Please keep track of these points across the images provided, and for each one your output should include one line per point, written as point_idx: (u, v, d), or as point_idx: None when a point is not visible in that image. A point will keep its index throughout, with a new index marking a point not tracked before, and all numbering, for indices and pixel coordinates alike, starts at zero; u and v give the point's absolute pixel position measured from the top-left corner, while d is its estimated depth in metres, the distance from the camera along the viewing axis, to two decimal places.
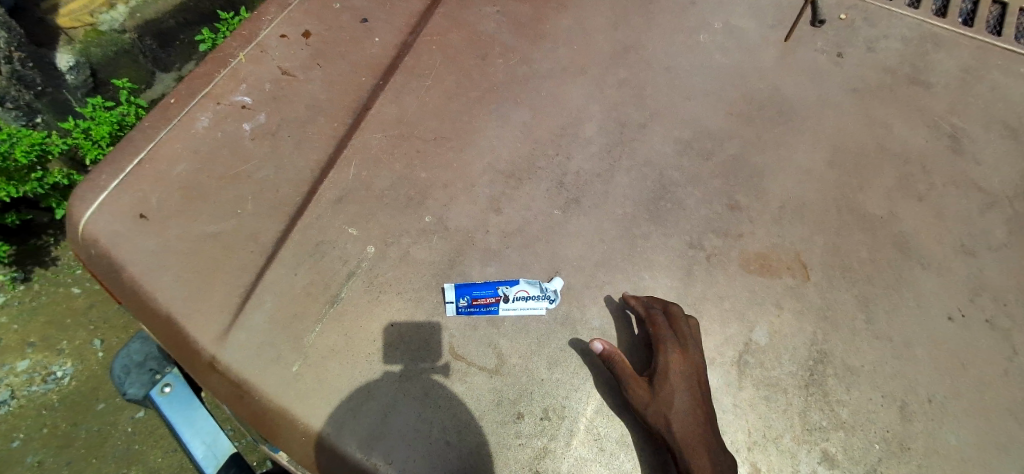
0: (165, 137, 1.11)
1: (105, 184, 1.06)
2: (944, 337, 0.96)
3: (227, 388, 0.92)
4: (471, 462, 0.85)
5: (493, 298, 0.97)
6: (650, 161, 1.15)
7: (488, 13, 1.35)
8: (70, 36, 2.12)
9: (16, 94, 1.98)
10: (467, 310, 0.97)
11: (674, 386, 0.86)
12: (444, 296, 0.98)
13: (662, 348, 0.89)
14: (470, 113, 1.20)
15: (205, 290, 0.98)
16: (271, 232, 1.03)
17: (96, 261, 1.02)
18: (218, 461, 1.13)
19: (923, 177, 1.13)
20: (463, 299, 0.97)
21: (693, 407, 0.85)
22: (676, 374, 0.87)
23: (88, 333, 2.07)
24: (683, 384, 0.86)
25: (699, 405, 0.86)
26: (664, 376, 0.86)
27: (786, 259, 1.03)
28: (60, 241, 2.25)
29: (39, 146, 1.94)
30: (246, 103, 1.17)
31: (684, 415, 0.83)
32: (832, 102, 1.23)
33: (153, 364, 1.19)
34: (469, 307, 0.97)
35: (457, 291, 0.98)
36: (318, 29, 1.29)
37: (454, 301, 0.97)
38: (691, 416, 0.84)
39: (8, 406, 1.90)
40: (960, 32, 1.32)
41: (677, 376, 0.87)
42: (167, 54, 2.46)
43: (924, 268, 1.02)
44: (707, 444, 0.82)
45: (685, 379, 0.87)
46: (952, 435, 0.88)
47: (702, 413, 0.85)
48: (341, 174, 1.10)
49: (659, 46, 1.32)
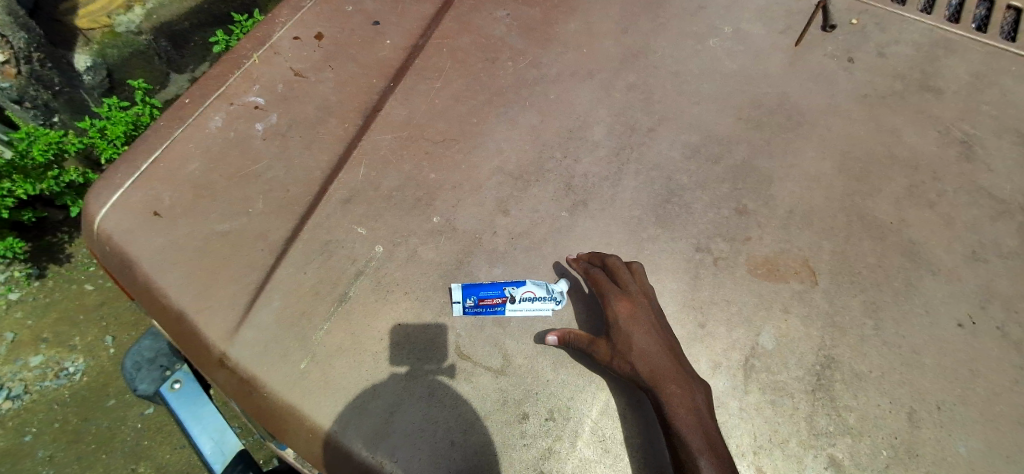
0: (178, 136, 1.13)
1: (120, 182, 1.08)
2: (953, 344, 0.95)
3: (236, 384, 0.93)
4: (475, 461, 0.85)
5: (499, 298, 0.97)
6: (657, 164, 1.15)
7: (498, 16, 1.36)
8: (88, 37, 2.16)
9: (35, 94, 2.02)
10: (474, 310, 0.97)
11: (632, 331, 0.91)
12: (452, 295, 0.98)
13: (609, 301, 0.94)
14: (478, 115, 1.21)
15: (214, 287, 0.99)
16: (281, 231, 1.04)
17: (110, 257, 1.04)
18: (225, 457, 1.14)
19: (933, 183, 1.12)
20: (470, 299, 0.97)
21: (655, 345, 0.90)
22: (627, 321, 0.92)
23: (99, 330, 2.10)
24: (639, 327, 0.91)
25: (662, 342, 0.91)
26: (619, 326, 0.91)
27: (793, 263, 1.03)
28: (73, 239, 2.28)
29: (56, 144, 1.99)
30: (259, 104, 1.19)
31: (650, 355, 0.88)
32: (841, 107, 1.23)
33: (164, 360, 1.20)
34: (476, 307, 0.97)
35: (465, 291, 0.98)
36: (329, 31, 1.31)
37: (461, 301, 0.98)
38: (656, 354, 0.89)
39: (21, 401, 1.93)
40: (972, 38, 1.31)
41: (630, 324, 0.92)
42: (180, 55, 2.49)
43: (933, 275, 1.01)
44: (677, 378, 0.86)
45: (641, 322, 0.92)
46: (961, 443, 0.87)
47: (666, 351, 0.90)
48: (350, 174, 1.11)
49: (667, 50, 1.32)
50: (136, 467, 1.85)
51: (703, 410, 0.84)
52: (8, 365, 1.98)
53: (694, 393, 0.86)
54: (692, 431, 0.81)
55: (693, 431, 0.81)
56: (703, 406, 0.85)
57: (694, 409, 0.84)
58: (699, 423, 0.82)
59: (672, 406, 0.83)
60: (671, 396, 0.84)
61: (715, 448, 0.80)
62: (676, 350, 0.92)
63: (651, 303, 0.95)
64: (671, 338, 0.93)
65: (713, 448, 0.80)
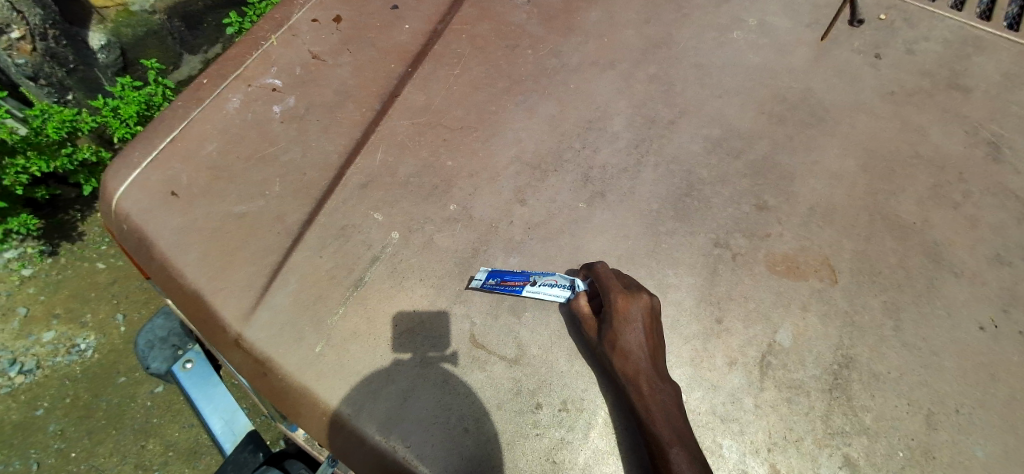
0: (196, 117, 1.12)
1: (138, 160, 1.08)
2: (973, 347, 0.94)
3: (250, 364, 0.93)
4: (488, 449, 0.85)
5: (521, 280, 0.98)
6: (677, 157, 1.14)
7: (518, 3, 1.34)
8: (102, 16, 2.12)
9: (49, 71, 2.04)
10: (492, 287, 0.98)
11: (621, 327, 0.87)
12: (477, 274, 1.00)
13: (606, 293, 0.91)
14: (497, 102, 1.20)
15: (230, 268, 0.99)
16: (298, 214, 1.04)
17: (127, 236, 1.04)
18: (236, 437, 1.13)
19: (959, 184, 1.10)
20: (493, 278, 0.98)
21: (640, 345, 0.87)
22: (623, 316, 0.88)
23: (110, 307, 2.12)
24: (630, 324, 0.87)
25: (648, 344, 0.87)
26: (610, 322, 0.88)
27: (813, 261, 1.02)
28: (86, 217, 2.30)
29: (69, 122, 1.99)
30: (277, 86, 1.18)
31: (631, 354, 0.86)
32: (866, 104, 1.20)
33: (176, 340, 1.22)
34: (495, 285, 0.98)
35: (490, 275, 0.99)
36: (348, 15, 1.30)
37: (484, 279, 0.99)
38: (638, 354, 0.86)
39: (34, 375, 1.96)
40: (1004, 36, 1.29)
41: (624, 321, 0.88)
42: (194, 36, 2.48)
43: (957, 277, 1.00)
44: (652, 378, 0.84)
45: (634, 320, 0.88)
46: (979, 447, 0.86)
47: (650, 353, 0.87)
48: (367, 159, 1.10)
49: (689, 42, 1.30)
50: (146, 445, 1.88)
51: (673, 408, 0.82)
52: (21, 340, 2.00)
53: (663, 392, 0.83)
54: (662, 427, 0.79)
55: (662, 426, 0.80)
56: (674, 405, 0.83)
57: (663, 406, 0.82)
58: (669, 419, 0.80)
59: (641, 403, 0.82)
60: (640, 393, 0.83)
61: (684, 441, 0.78)
62: (660, 353, 0.89)
63: (650, 305, 0.90)
64: (659, 342, 0.90)
65: (683, 441, 0.78)
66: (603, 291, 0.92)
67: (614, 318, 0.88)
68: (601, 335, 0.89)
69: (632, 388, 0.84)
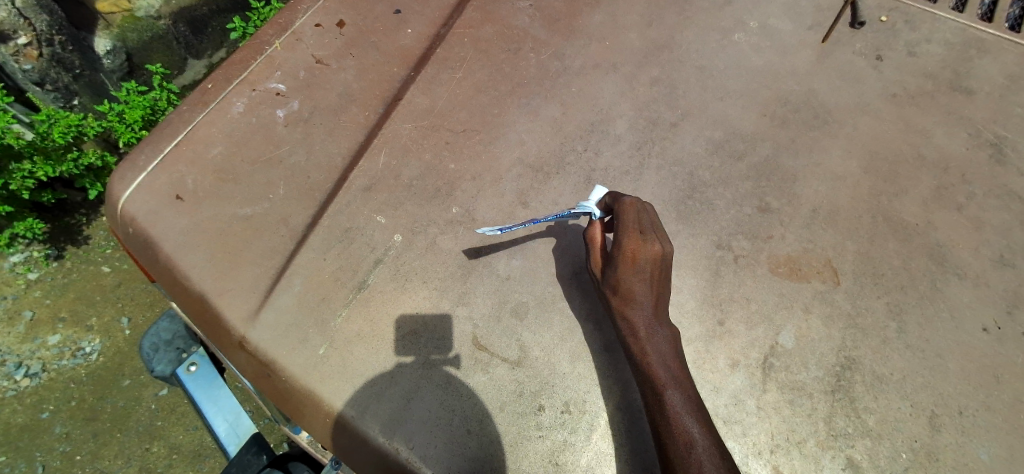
0: (201, 121, 1.13)
1: (144, 164, 1.08)
2: (977, 349, 0.94)
3: (255, 366, 0.94)
4: (490, 451, 0.85)
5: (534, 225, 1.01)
6: (679, 159, 1.14)
7: (521, 7, 1.35)
8: (108, 21, 2.17)
9: (56, 76, 2.04)
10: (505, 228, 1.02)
11: (626, 271, 0.88)
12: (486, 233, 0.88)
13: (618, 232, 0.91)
14: (500, 105, 1.20)
15: (235, 270, 1.00)
16: (302, 216, 1.05)
17: (133, 238, 1.05)
18: (240, 439, 1.13)
19: (962, 186, 1.10)
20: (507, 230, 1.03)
21: (643, 291, 0.87)
22: (629, 261, 0.88)
23: (116, 310, 2.13)
24: (635, 269, 0.87)
25: (651, 290, 0.87)
26: (616, 261, 0.89)
27: (815, 263, 1.02)
28: (92, 221, 2.31)
29: (75, 127, 2.01)
30: (281, 90, 1.19)
31: (633, 299, 0.87)
32: (868, 106, 1.21)
33: (180, 342, 1.22)
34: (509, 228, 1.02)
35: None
36: (352, 19, 1.31)
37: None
38: (639, 299, 0.86)
39: (39, 378, 1.97)
40: (1006, 38, 1.29)
41: (630, 266, 0.88)
42: (199, 41, 2.50)
43: (960, 278, 1.00)
44: (650, 323, 0.85)
45: (640, 266, 0.88)
46: (983, 449, 0.86)
47: (652, 299, 0.87)
48: (370, 161, 1.11)
49: (692, 45, 1.30)
50: (150, 447, 1.88)
51: (668, 351, 0.83)
52: (27, 343, 2.01)
53: (658, 336, 0.84)
54: (657, 369, 0.81)
55: (658, 368, 0.81)
56: (669, 349, 0.84)
57: (659, 349, 0.83)
58: (665, 361, 0.82)
59: (637, 345, 0.84)
60: (636, 336, 0.84)
61: (679, 384, 0.79)
62: (663, 300, 0.89)
63: (661, 251, 0.89)
64: (664, 289, 0.90)
65: (678, 384, 0.79)
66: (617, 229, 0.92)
67: (621, 258, 0.89)
68: (605, 274, 0.91)
69: (629, 331, 0.85)
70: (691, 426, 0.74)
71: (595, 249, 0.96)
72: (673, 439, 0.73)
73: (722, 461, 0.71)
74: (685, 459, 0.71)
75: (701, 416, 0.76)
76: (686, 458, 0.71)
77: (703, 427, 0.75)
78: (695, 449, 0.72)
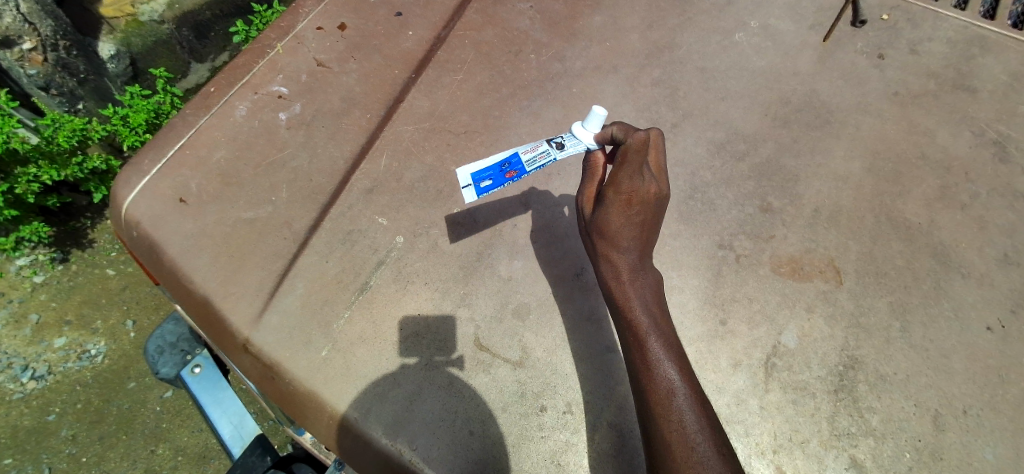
0: (204, 125, 1.14)
1: (148, 168, 1.09)
2: (982, 348, 0.93)
3: (259, 368, 0.94)
4: (493, 452, 0.85)
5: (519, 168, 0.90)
6: (681, 160, 1.14)
7: (522, 9, 1.35)
8: (112, 26, 2.19)
9: (61, 81, 2.06)
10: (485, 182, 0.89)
11: (615, 216, 0.78)
12: (459, 182, 0.89)
13: (613, 168, 0.78)
14: (501, 107, 1.21)
15: (239, 273, 1.00)
16: (305, 219, 1.06)
17: (137, 242, 1.05)
18: (244, 441, 1.14)
19: (965, 185, 1.09)
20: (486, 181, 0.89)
21: (632, 236, 0.78)
22: (621, 206, 0.77)
23: (122, 313, 2.15)
24: (625, 216, 0.78)
25: (639, 238, 0.79)
26: (608, 201, 0.78)
27: (818, 263, 1.02)
28: (97, 224, 2.34)
29: (80, 131, 2.02)
30: (283, 93, 1.20)
31: (619, 246, 0.78)
32: (870, 105, 1.20)
33: (185, 345, 1.23)
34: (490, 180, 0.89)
35: (475, 174, 0.89)
36: (353, 22, 1.31)
37: (472, 186, 0.89)
38: (626, 247, 0.78)
39: (45, 381, 1.98)
40: (1008, 36, 1.29)
41: (620, 212, 0.78)
42: (202, 45, 2.51)
43: (964, 277, 1.00)
44: (635, 270, 0.79)
45: (631, 212, 0.78)
46: (988, 450, 0.85)
47: (640, 245, 0.79)
48: (373, 164, 1.12)
49: (693, 45, 1.30)
50: (156, 449, 1.89)
51: (650, 295, 0.78)
52: (34, 346, 2.03)
53: (642, 280, 0.78)
54: (640, 316, 0.76)
55: (640, 314, 0.76)
56: (652, 294, 0.79)
57: (641, 294, 0.77)
58: (647, 307, 0.77)
59: (620, 290, 0.78)
60: (619, 280, 0.78)
61: (660, 329, 0.76)
62: (651, 244, 0.81)
63: (656, 192, 0.79)
64: (654, 233, 0.81)
65: (660, 329, 0.76)
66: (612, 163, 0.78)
67: (614, 199, 0.77)
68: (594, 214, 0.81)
69: (611, 275, 0.79)
70: (673, 375, 0.72)
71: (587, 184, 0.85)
72: (655, 388, 0.71)
73: (701, 410, 0.70)
74: (666, 409, 0.69)
75: (683, 363, 0.73)
76: (668, 408, 0.69)
77: (684, 375, 0.72)
78: (676, 399, 0.70)
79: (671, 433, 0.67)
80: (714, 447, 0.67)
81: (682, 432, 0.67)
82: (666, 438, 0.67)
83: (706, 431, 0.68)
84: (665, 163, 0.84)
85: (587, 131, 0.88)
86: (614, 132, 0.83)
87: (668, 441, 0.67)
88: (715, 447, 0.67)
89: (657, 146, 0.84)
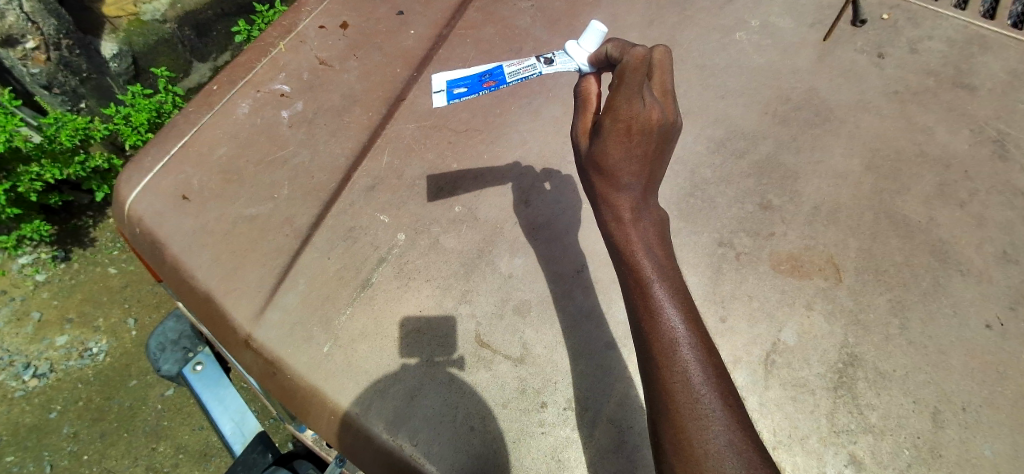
0: (206, 122, 1.14)
1: (151, 165, 1.10)
2: (981, 345, 0.94)
3: (261, 365, 0.95)
4: (494, 447, 0.86)
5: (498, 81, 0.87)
6: (681, 158, 1.14)
7: (522, 8, 1.36)
8: (114, 25, 2.20)
9: (63, 80, 2.07)
10: (458, 93, 0.86)
11: (614, 149, 0.62)
12: (433, 86, 0.87)
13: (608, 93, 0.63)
14: (502, 106, 1.22)
15: (240, 270, 1.01)
16: (307, 216, 1.06)
17: (140, 238, 1.06)
18: (245, 438, 1.14)
19: (964, 182, 1.10)
20: (460, 90, 0.87)
21: (635, 173, 0.64)
22: (620, 137, 0.61)
23: (123, 311, 2.15)
24: (626, 148, 0.62)
25: (643, 174, 0.64)
26: (604, 131, 0.62)
27: (817, 261, 1.02)
28: (99, 223, 2.35)
29: (82, 130, 2.03)
30: (285, 91, 1.20)
31: (619, 186, 0.64)
32: (870, 104, 1.21)
33: (186, 342, 1.24)
34: (463, 92, 0.86)
35: (450, 82, 0.87)
36: (355, 20, 1.32)
37: (444, 92, 0.86)
38: (627, 185, 0.64)
39: (46, 379, 1.98)
40: (1007, 34, 1.30)
41: (620, 145, 0.62)
42: (203, 44, 2.51)
43: (963, 275, 1.00)
44: (637, 208, 0.65)
45: (634, 144, 0.62)
46: (987, 446, 0.85)
47: (643, 179, 0.64)
48: (374, 161, 1.12)
49: (694, 44, 1.31)
50: (157, 447, 1.90)
51: (654, 234, 0.65)
52: (36, 344, 2.04)
53: (646, 218, 0.65)
54: (642, 258, 0.63)
55: (642, 256, 0.63)
56: (655, 233, 0.66)
57: (644, 232, 0.65)
58: (650, 248, 0.64)
59: (620, 230, 0.64)
60: (619, 220, 0.65)
61: (665, 272, 0.63)
62: (657, 176, 0.66)
63: (660, 119, 0.62)
64: (661, 163, 0.66)
65: (665, 272, 0.63)
66: (607, 88, 0.63)
67: (610, 130, 0.62)
68: (590, 147, 0.65)
69: (610, 214, 0.65)
70: (676, 322, 0.61)
71: (582, 113, 0.69)
72: (657, 337, 0.60)
73: (707, 358, 0.60)
74: (669, 359, 0.59)
75: (689, 309, 0.62)
76: (671, 358, 0.59)
77: (689, 323, 0.61)
78: (681, 349, 0.59)
79: (674, 384, 0.58)
80: (720, 400, 0.58)
81: (688, 384, 0.58)
82: (669, 391, 0.58)
83: (712, 383, 0.58)
84: (671, 86, 0.67)
85: (581, 49, 0.82)
86: (609, 49, 0.73)
87: (670, 394, 0.58)
88: (723, 401, 0.58)
89: (663, 67, 0.68)
